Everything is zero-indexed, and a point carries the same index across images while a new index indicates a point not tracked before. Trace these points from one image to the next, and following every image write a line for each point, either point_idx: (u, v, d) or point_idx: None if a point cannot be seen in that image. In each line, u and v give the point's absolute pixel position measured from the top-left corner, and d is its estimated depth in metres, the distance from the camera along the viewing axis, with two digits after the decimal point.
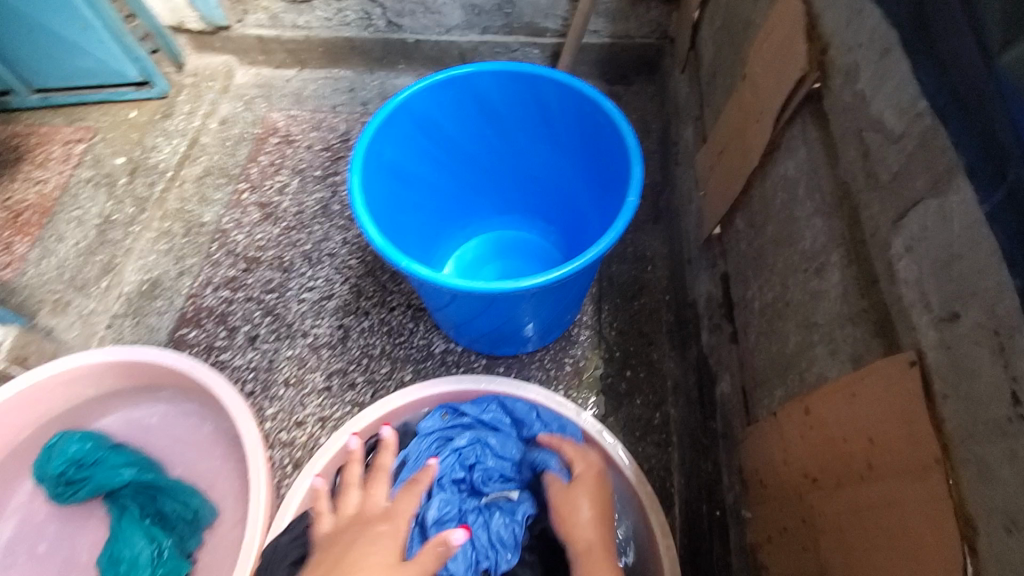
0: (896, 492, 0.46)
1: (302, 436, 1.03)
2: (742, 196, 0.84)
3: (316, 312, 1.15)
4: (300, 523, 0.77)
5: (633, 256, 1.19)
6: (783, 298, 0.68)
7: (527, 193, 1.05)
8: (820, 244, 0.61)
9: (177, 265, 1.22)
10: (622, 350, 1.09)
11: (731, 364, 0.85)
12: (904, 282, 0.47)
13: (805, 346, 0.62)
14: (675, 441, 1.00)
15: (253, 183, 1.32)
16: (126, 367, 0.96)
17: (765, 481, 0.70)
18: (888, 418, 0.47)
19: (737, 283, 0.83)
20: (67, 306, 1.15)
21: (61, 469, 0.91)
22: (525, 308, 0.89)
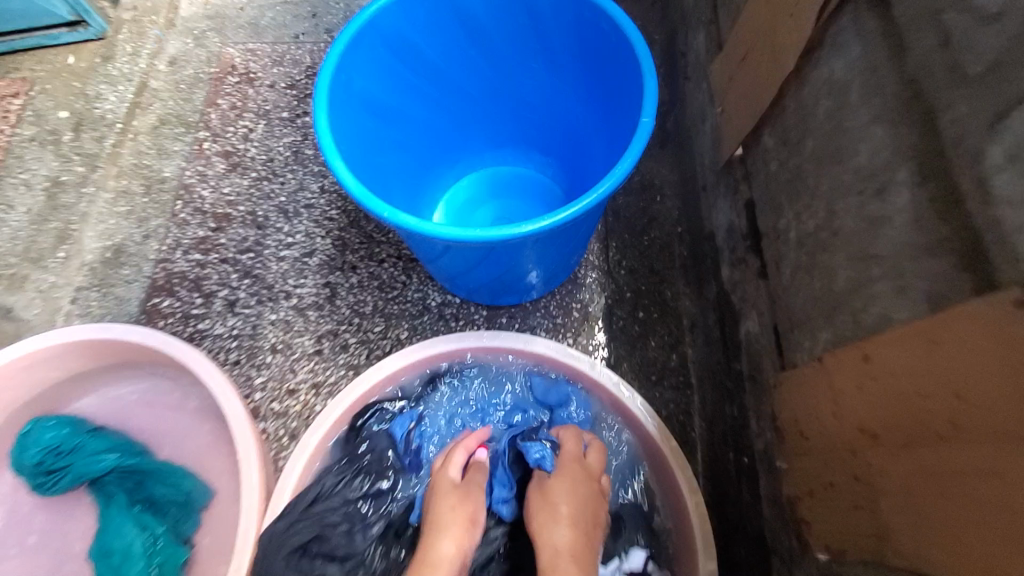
0: (996, 461, 0.38)
1: (296, 405, 0.96)
2: (771, 110, 0.73)
3: (299, 270, 1.06)
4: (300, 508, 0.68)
5: (640, 186, 1.08)
6: (828, 226, 0.58)
7: (521, 123, 0.92)
8: (880, 159, 0.51)
9: (141, 228, 1.11)
10: (633, 290, 1.01)
11: (759, 303, 0.76)
12: (1005, 200, 0.38)
13: (859, 282, 0.53)
14: (694, 382, 0.94)
15: (215, 130, 1.18)
16: (91, 346, 0.86)
17: (806, 432, 0.62)
18: (983, 374, 0.38)
19: (766, 210, 0.74)
20: (26, 281, 1.05)
21: (38, 459, 0.84)
22: (528, 254, 0.79)
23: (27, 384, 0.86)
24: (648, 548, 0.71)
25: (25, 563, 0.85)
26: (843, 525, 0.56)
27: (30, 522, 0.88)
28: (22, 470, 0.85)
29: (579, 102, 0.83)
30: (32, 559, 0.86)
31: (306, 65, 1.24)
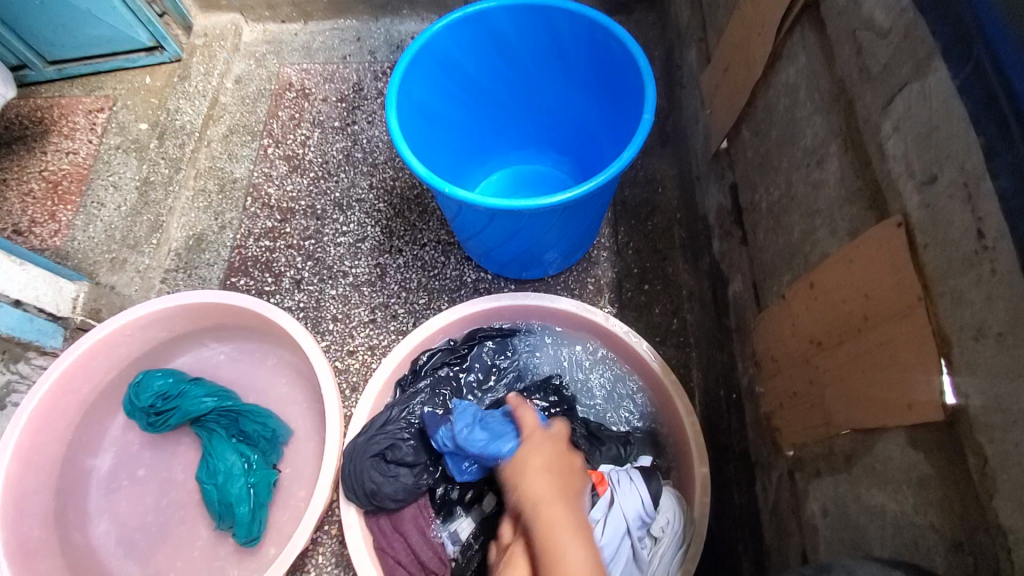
0: (888, 333, 0.55)
1: (356, 363, 1.14)
2: (747, 109, 0.91)
3: (353, 253, 1.24)
4: (377, 425, 0.89)
5: (644, 179, 1.26)
6: (788, 194, 0.76)
7: (543, 126, 1.11)
8: (820, 139, 0.69)
9: (217, 220, 1.30)
10: (639, 267, 1.18)
11: (742, 265, 0.94)
12: (892, 158, 0.56)
13: (809, 232, 0.71)
14: (692, 341, 1.10)
15: (277, 137, 1.38)
16: (193, 310, 1.05)
17: (776, 356, 0.80)
18: (880, 274, 0.56)
19: (746, 189, 0.91)
20: (125, 264, 1.24)
21: (150, 402, 1.02)
22: (553, 227, 0.97)
23: (140, 342, 1.05)
24: (653, 459, 0.91)
25: (137, 490, 1.03)
26: (802, 422, 0.73)
27: (140, 457, 1.06)
28: (136, 412, 1.04)
29: (592, 106, 1.02)
30: (143, 487, 1.03)
31: (353, 81, 1.44)
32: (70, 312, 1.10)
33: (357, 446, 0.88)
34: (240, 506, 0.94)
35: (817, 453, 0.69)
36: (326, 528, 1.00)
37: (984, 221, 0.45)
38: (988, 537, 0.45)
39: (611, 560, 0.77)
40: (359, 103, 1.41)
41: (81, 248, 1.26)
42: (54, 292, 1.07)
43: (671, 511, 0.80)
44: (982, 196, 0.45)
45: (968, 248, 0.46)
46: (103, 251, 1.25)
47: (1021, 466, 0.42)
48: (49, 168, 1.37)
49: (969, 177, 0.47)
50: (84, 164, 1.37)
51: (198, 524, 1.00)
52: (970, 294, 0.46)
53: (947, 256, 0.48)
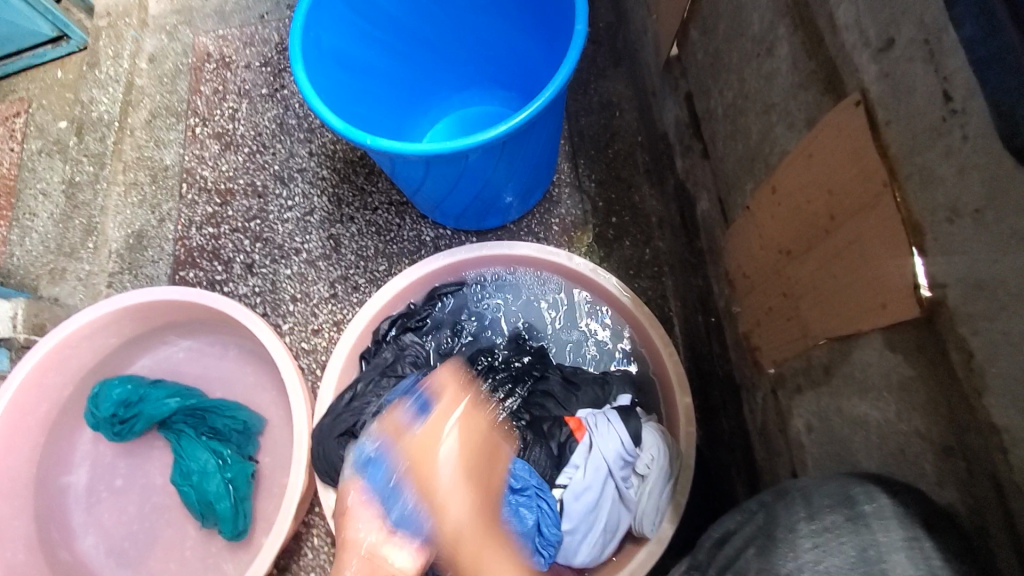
0: (856, 229, 0.49)
1: (323, 342, 1.10)
2: (692, 4, 0.82)
3: (303, 228, 1.17)
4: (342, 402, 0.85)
5: (599, 105, 1.17)
6: (742, 93, 0.69)
7: (480, 60, 1.01)
8: (768, 23, 0.61)
9: (155, 213, 1.22)
10: (604, 200, 1.11)
11: (706, 181, 0.87)
12: (844, 27, 0.48)
13: (767, 131, 0.64)
14: (667, 270, 1.05)
15: (203, 115, 1.28)
16: (140, 310, 0.98)
17: (748, 272, 0.75)
18: (842, 164, 0.49)
19: (701, 96, 0.84)
20: (64, 273, 1.17)
21: (112, 412, 0.98)
22: (499, 168, 0.89)
23: (91, 351, 0.99)
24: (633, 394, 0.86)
25: (119, 501, 1.00)
26: (780, 336, 0.68)
27: (116, 468, 1.02)
28: (99, 425, 0.99)
29: (526, 28, 0.92)
30: (125, 497, 1.01)
31: (274, 42, 1.32)
32: (12, 331, 1.04)
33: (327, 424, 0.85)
34: (220, 502, 0.91)
35: (797, 367, 0.65)
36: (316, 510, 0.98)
37: (950, 81, 0.39)
38: (980, 436, 0.40)
39: (597, 502, 0.75)
40: (284, 65, 1.30)
41: (19, 264, 1.18)
42: None
43: (657, 445, 0.77)
44: (945, 51, 0.39)
45: (935, 116, 0.40)
46: (42, 264, 1.18)
47: (1009, 355, 0.37)
48: None
49: (930, 33, 0.40)
50: (7, 174, 1.27)
51: (186, 525, 0.98)
52: (941, 170, 0.40)
53: (913, 130, 0.42)
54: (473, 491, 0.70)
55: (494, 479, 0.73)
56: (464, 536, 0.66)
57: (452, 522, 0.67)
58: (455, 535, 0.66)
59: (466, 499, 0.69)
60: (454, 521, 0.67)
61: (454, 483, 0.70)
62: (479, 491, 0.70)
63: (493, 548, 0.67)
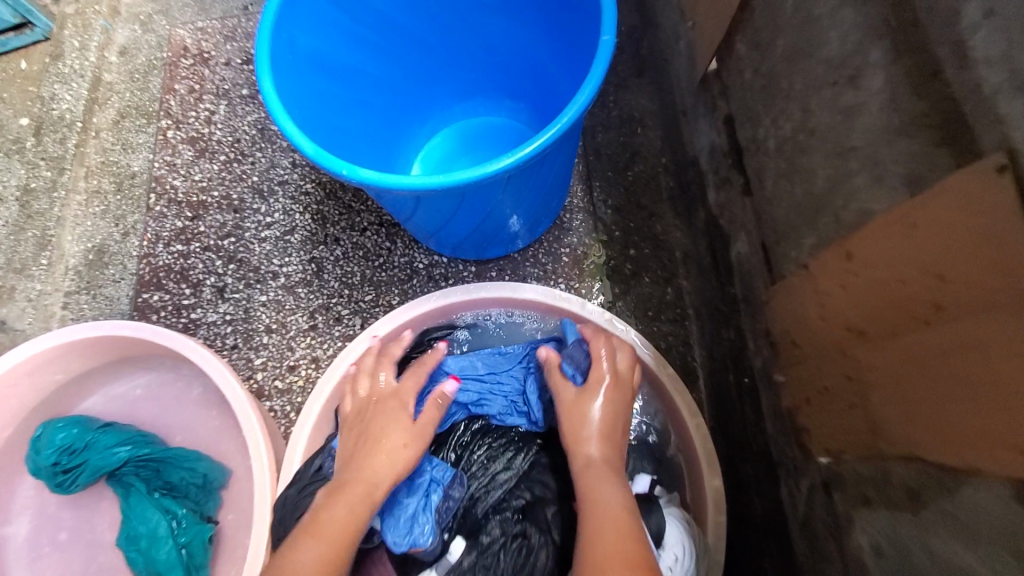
0: (976, 333, 0.38)
1: (299, 381, 0.97)
2: (740, 12, 0.69)
3: (282, 249, 1.05)
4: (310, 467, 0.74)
5: (619, 119, 1.04)
6: (806, 127, 0.56)
7: (485, 68, 0.88)
8: (852, 45, 0.48)
9: (119, 226, 1.09)
10: (621, 229, 0.98)
11: (746, 221, 0.74)
12: (984, 62, 0.36)
13: (840, 179, 0.51)
14: (692, 313, 0.92)
15: (177, 117, 1.15)
16: (88, 344, 0.86)
17: (798, 340, 0.62)
18: (963, 249, 0.38)
19: (746, 122, 0.71)
20: (14, 292, 1.05)
21: (54, 460, 0.86)
22: (503, 198, 0.76)
23: (32, 390, 0.87)
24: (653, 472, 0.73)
25: (61, 559, 0.89)
26: (838, 425, 0.57)
27: (60, 519, 0.90)
28: (40, 472, 0.87)
29: (540, 34, 0.79)
30: (69, 553, 0.89)
31: None
32: None
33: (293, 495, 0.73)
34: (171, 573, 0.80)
35: (863, 473, 0.53)
36: None
37: None
38: None
39: None
40: None
41: None
42: None
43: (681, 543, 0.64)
44: None
45: None
46: None
47: None
48: None
49: None
50: None
51: None
52: None
53: None
54: (606, 440, 0.63)
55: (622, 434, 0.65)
56: (599, 452, 0.62)
57: (589, 453, 0.62)
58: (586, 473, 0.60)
59: (614, 434, 0.64)
60: (598, 442, 0.63)
61: (600, 435, 0.63)
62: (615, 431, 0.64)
63: (613, 473, 0.60)
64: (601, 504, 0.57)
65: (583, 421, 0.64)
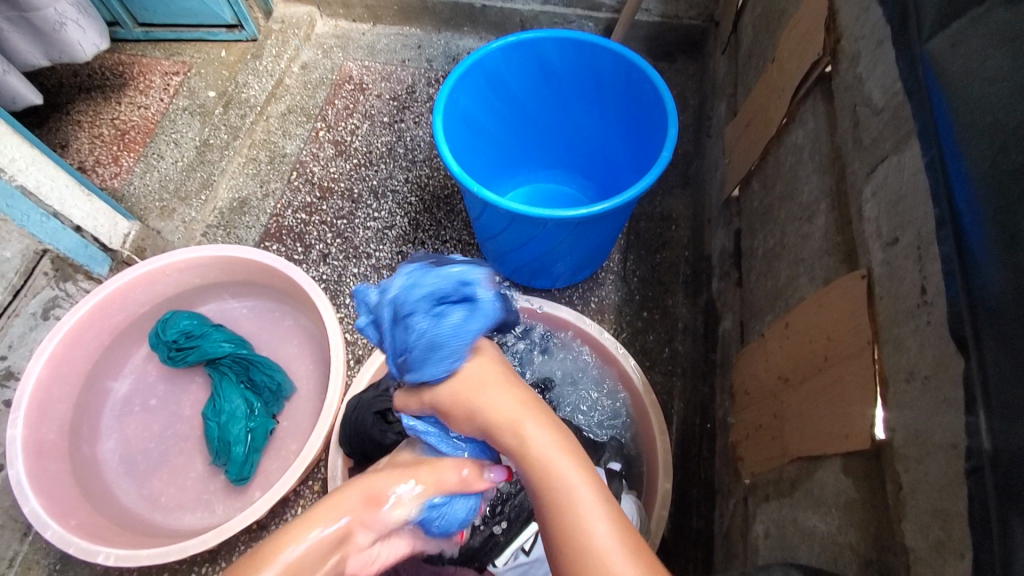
0: (841, 372, 0.61)
1: (364, 338, 1.23)
2: (760, 162, 0.99)
3: (380, 239, 1.34)
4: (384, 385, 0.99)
5: (659, 215, 1.33)
6: (781, 243, 0.84)
7: (574, 152, 1.20)
8: (814, 197, 0.77)
9: (263, 188, 1.41)
10: (641, 294, 1.25)
11: (734, 304, 1.01)
12: (867, 219, 0.63)
13: (792, 279, 0.78)
14: (679, 371, 1.16)
15: (329, 123, 1.50)
16: (228, 263, 1.13)
17: (750, 390, 0.85)
18: (842, 321, 0.62)
19: (748, 234, 0.99)
20: (173, 213, 1.34)
21: (174, 338, 1.11)
22: (565, 242, 1.04)
23: (177, 283, 1.13)
24: (621, 465, 0.98)
25: (146, 418, 1.11)
26: (762, 450, 0.78)
27: (154, 389, 1.14)
28: (159, 345, 1.12)
29: (621, 139, 1.10)
30: (153, 415, 1.12)
31: (407, 84, 1.55)
32: (120, 246, 1.16)
33: (366, 400, 0.97)
34: (236, 447, 1.03)
35: (769, 479, 0.74)
36: (309, 483, 1.07)
37: (927, 279, 0.52)
38: (895, 557, 0.50)
39: None
40: (409, 104, 1.52)
41: (135, 194, 1.36)
42: (111, 225, 1.14)
43: (630, 513, 0.86)
44: (930, 258, 0.52)
45: (912, 301, 0.53)
46: (156, 200, 1.36)
47: (928, 492, 0.48)
48: (120, 117, 1.49)
49: (922, 242, 0.54)
50: (151, 119, 1.48)
51: (195, 459, 1.08)
52: (909, 342, 0.52)
53: (896, 308, 0.55)
54: (546, 425, 0.58)
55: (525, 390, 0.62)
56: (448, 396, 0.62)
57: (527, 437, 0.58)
58: (523, 450, 0.57)
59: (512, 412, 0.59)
60: (517, 397, 0.60)
61: (557, 454, 0.56)
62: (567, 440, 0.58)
63: (543, 422, 0.58)
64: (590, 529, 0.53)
65: (463, 391, 0.61)
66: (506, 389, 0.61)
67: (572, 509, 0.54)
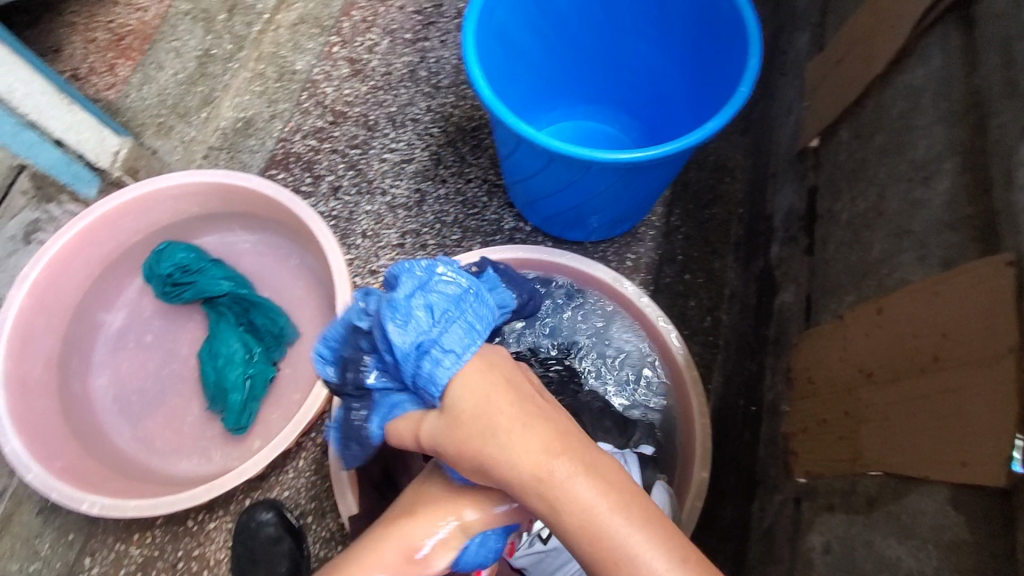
0: (958, 381, 0.51)
1: (375, 284, 1.13)
2: (853, 108, 0.83)
3: (396, 173, 1.21)
4: None
5: (712, 164, 1.16)
6: (876, 208, 0.71)
7: (622, 85, 1.03)
8: (934, 153, 0.65)
9: (270, 108, 1.26)
10: (685, 254, 1.10)
11: (799, 275, 0.87)
12: (1019, 187, 0.51)
13: (891, 254, 0.66)
14: (722, 344, 1.03)
15: (345, 38, 1.32)
16: (227, 191, 1.01)
17: (815, 378, 0.73)
18: (970, 316, 0.51)
19: (827, 194, 0.85)
20: (170, 131, 1.22)
21: (168, 271, 1.01)
22: (608, 190, 0.90)
23: (170, 211, 1.02)
24: (653, 447, 0.87)
25: (141, 353, 1.04)
26: (826, 453, 0.66)
27: (150, 323, 1.06)
28: (152, 278, 1.03)
29: (681, 72, 0.93)
30: (148, 351, 1.04)
31: None
32: (109, 165, 1.04)
33: None
34: (233, 393, 0.96)
35: (834, 488, 0.64)
36: (311, 435, 1.00)
37: None
38: None
39: None
40: (434, 19, 1.33)
41: (132, 108, 1.20)
42: (97, 141, 1.01)
43: (663, 501, 0.77)
44: None
45: None
46: (153, 116, 1.21)
47: None
48: (116, 19, 1.23)
49: None
50: (149, 23, 1.23)
51: (192, 402, 1.01)
52: None
53: None
54: (603, 487, 0.45)
55: (567, 424, 0.48)
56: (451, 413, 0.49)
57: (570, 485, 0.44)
58: (590, 518, 0.44)
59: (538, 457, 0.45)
60: (551, 442, 0.46)
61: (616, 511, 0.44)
62: (622, 486, 0.46)
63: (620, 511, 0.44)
64: None
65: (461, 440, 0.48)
66: (525, 442, 0.46)
67: None
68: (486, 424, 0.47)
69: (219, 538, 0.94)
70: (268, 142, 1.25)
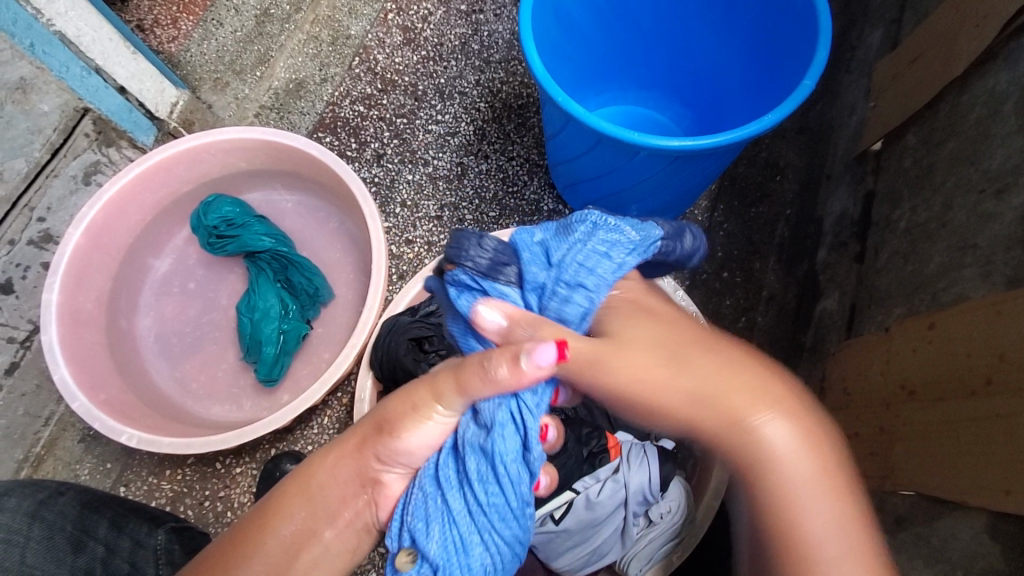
0: (1010, 406, 0.50)
1: (410, 254, 1.15)
2: (925, 111, 0.78)
3: (440, 145, 1.21)
4: (425, 311, 0.89)
5: (764, 161, 1.10)
6: (941, 219, 0.69)
7: (678, 73, 1.00)
8: (1011, 165, 0.62)
9: (321, 71, 1.27)
10: (725, 252, 1.05)
11: (845, 283, 0.84)
12: None
13: (950, 269, 0.65)
14: (754, 347, 0.99)
15: (400, 4, 1.31)
16: (276, 150, 1.03)
17: (850, 390, 0.70)
18: None
19: (885, 202, 0.82)
20: (226, 86, 1.23)
21: (214, 224, 1.04)
22: (652, 179, 0.88)
23: (222, 165, 1.05)
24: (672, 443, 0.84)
25: (184, 300, 1.08)
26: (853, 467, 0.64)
27: (193, 272, 1.09)
28: (198, 228, 1.06)
29: (742, 63, 0.90)
30: (191, 298, 1.08)
31: None
32: (167, 116, 1.08)
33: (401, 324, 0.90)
34: (267, 346, 0.99)
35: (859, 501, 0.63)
36: (337, 395, 1.02)
37: None
38: None
39: (601, 522, 0.76)
40: None
41: (191, 62, 1.22)
42: (158, 91, 1.05)
43: (677, 501, 0.76)
44: None
45: None
46: (209, 71, 1.22)
47: None
48: None
49: None
50: None
51: (227, 350, 1.05)
52: None
53: None
54: (782, 412, 0.51)
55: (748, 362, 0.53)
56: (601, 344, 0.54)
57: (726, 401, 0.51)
58: (742, 431, 0.50)
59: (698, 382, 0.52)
60: (720, 371, 0.52)
61: (803, 472, 0.48)
62: (784, 399, 0.51)
63: (774, 409, 0.50)
64: (816, 511, 0.47)
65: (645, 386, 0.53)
66: (696, 369, 0.52)
67: (795, 502, 0.47)
68: (673, 370, 0.53)
69: (244, 482, 0.98)
70: (318, 105, 1.26)
